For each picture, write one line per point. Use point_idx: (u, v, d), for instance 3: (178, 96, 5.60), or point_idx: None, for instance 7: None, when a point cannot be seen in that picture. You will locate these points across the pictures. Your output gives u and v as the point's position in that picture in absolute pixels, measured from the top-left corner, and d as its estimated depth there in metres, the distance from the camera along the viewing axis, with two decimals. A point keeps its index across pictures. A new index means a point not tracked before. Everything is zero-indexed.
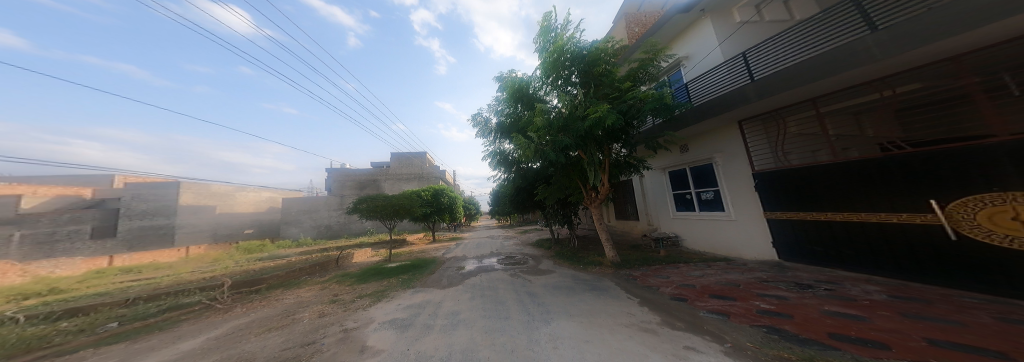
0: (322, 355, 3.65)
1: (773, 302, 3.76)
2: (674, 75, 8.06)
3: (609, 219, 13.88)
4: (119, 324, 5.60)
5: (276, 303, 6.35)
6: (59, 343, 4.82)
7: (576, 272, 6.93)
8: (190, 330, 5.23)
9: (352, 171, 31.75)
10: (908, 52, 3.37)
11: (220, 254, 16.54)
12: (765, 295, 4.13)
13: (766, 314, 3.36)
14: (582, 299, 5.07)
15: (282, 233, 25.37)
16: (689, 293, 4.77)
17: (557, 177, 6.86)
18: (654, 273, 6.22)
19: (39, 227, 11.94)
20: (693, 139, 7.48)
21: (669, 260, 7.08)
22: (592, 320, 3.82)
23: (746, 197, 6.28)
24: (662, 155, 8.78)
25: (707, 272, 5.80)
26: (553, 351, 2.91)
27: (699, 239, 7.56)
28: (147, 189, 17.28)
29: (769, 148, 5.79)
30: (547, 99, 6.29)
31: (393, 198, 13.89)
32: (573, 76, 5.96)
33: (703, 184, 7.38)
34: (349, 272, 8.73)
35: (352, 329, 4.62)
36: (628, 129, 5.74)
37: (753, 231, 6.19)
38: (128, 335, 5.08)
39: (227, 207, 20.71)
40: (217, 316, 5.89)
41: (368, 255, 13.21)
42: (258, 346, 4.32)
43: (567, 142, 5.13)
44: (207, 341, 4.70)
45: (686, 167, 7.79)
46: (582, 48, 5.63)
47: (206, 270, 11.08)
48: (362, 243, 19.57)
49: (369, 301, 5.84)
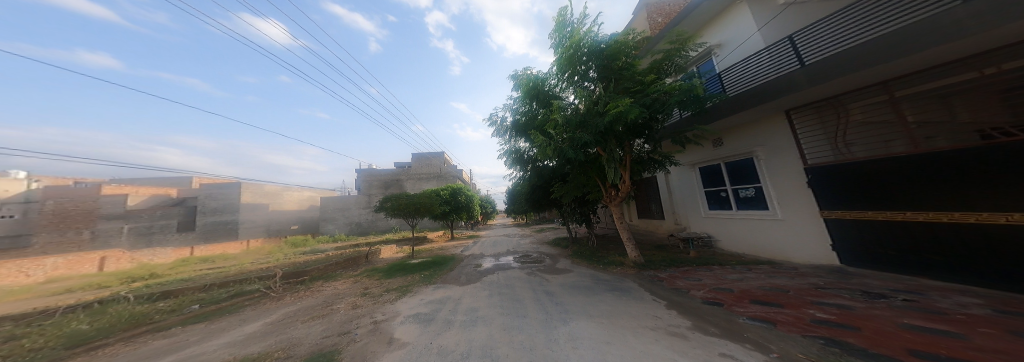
0: (356, 345, 4.02)
1: (832, 312, 3.29)
2: (704, 66, 7.27)
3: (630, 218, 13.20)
4: (200, 306, 6.71)
5: (317, 293, 7.09)
6: (158, 320, 5.91)
7: (595, 272, 6.72)
8: (251, 315, 6.07)
9: (378, 171, 33.60)
10: (1001, 28, 2.70)
11: (273, 246, 18.76)
12: (822, 303, 3.61)
13: (819, 323, 2.99)
14: (602, 300, 4.90)
15: (320, 230, 27.93)
16: (724, 297, 4.39)
17: (574, 175, 6.51)
18: (683, 275, 5.84)
19: (139, 221, 15.00)
20: (729, 132, 6.76)
21: (701, 262, 6.54)
22: (613, 322, 3.69)
23: (795, 193, 5.54)
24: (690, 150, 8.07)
25: (747, 276, 5.27)
26: (572, 351, 2.87)
27: (736, 240, 6.89)
28: (215, 190, 20.11)
29: (825, 139, 4.99)
30: (563, 96, 5.97)
31: (414, 197, 14.49)
32: (590, 72, 5.64)
33: (742, 180, 6.68)
34: (376, 267, 9.40)
35: (381, 321, 5.00)
36: (652, 124, 5.22)
37: (803, 233, 5.49)
38: (207, 316, 6.06)
39: (277, 205, 23.38)
40: (272, 303, 6.76)
41: (394, 251, 14.08)
42: (304, 333, 4.90)
43: (586, 139, 4.87)
44: (265, 326, 5.43)
45: (721, 162, 7.10)
46: (600, 41, 5.25)
47: (263, 261, 12.69)
48: (388, 240, 20.92)
49: (396, 295, 6.26)
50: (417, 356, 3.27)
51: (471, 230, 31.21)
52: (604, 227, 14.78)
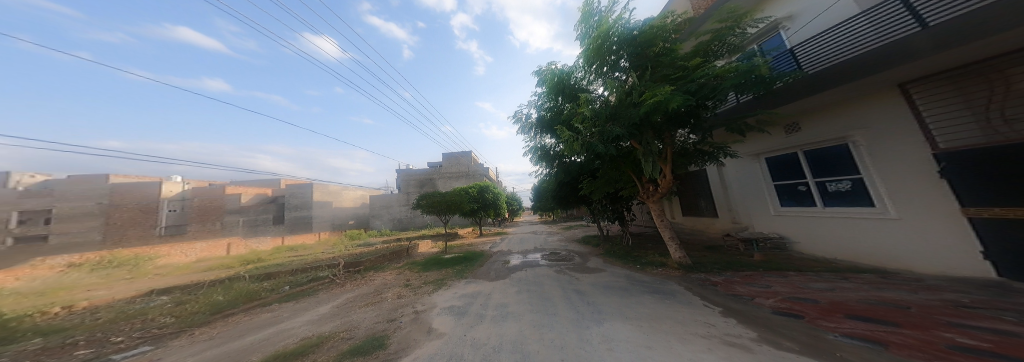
0: (401, 332, 4.48)
1: (984, 338, 2.31)
2: (768, 42, 6.31)
3: (673, 215, 11.91)
4: (289, 287, 8.29)
5: (370, 282, 8.11)
6: (264, 297, 7.50)
7: (630, 272, 6.20)
8: (324, 297, 7.26)
9: (415, 171, 36.35)
10: None
11: (337, 239, 22.06)
12: (965, 326, 2.57)
13: (958, 350, 2.13)
14: (641, 303, 4.48)
15: (371, 225, 31.64)
16: (807, 309, 3.53)
17: (604, 170, 5.96)
18: (746, 280, 4.98)
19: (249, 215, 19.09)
20: (810, 116, 5.52)
21: (768, 267, 5.49)
22: (654, 326, 3.35)
23: (920, 184, 4.18)
24: (754, 139, 6.82)
25: (838, 286, 4.21)
26: (606, 353, 2.68)
27: (820, 243, 5.62)
28: (297, 190, 24.34)
29: (967, 115, 3.72)
30: (591, 89, 5.41)
31: (445, 195, 15.30)
32: (621, 61, 4.94)
33: (832, 171, 5.40)
34: (415, 260, 10.29)
35: (421, 311, 5.47)
36: (699, 112, 4.44)
37: (927, 234, 4.16)
38: (295, 296, 7.46)
39: (338, 202, 27.20)
40: (337, 288, 7.97)
41: (429, 246, 15.24)
42: (360, 317, 5.66)
43: (618, 133, 4.32)
44: (333, 308, 6.43)
45: (800, 151, 5.84)
46: (632, 28, 4.58)
47: (330, 251, 15.00)
48: (425, 236, 22.78)
49: (432, 287, 6.77)
50: (453, 346, 3.45)
51: (499, 227, 31.71)
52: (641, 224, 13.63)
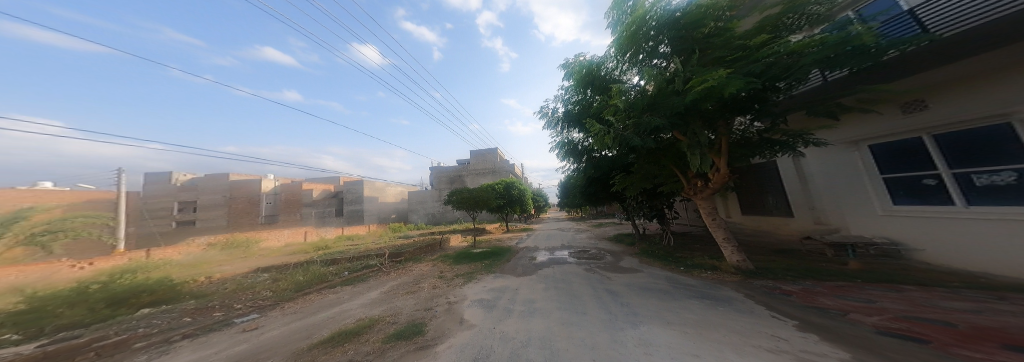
0: (436, 320, 4.74)
1: None
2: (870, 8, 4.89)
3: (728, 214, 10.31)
4: (348, 272, 9.52)
5: (410, 272, 8.83)
6: (331, 280, 8.73)
7: (672, 275, 5.50)
8: (374, 283, 8.15)
9: (446, 168, 38.19)
10: None
11: (383, 230, 24.63)
12: None
13: None
14: (686, 308, 3.90)
15: (410, 218, 34.39)
16: (929, 331, 2.52)
17: (641, 164, 5.25)
18: (835, 293, 3.95)
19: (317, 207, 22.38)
20: (946, 88, 4.08)
21: (865, 278, 4.30)
22: (703, 333, 2.87)
23: None
24: (851, 122, 5.38)
25: (991, 308, 2.99)
26: (643, 357, 2.34)
27: (959, 253, 4.15)
28: (353, 186, 27.65)
29: None
30: (625, 79, 4.72)
31: (474, 191, 15.67)
32: (661, 46, 4.16)
33: (982, 158, 3.93)
34: (448, 253, 10.85)
35: (454, 302, 5.72)
36: (766, 95, 3.55)
37: None
38: (352, 280, 8.54)
39: (383, 197, 30.12)
40: (384, 276, 8.87)
41: (460, 240, 15.98)
42: (402, 304, 6.17)
43: (658, 124, 3.64)
44: (381, 294, 7.15)
45: (926, 135, 4.41)
46: (676, 8, 3.79)
47: (377, 242, 16.80)
48: (456, 230, 23.99)
49: (463, 280, 7.03)
50: (483, 338, 3.47)
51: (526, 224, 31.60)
52: (687, 223, 12.15)
